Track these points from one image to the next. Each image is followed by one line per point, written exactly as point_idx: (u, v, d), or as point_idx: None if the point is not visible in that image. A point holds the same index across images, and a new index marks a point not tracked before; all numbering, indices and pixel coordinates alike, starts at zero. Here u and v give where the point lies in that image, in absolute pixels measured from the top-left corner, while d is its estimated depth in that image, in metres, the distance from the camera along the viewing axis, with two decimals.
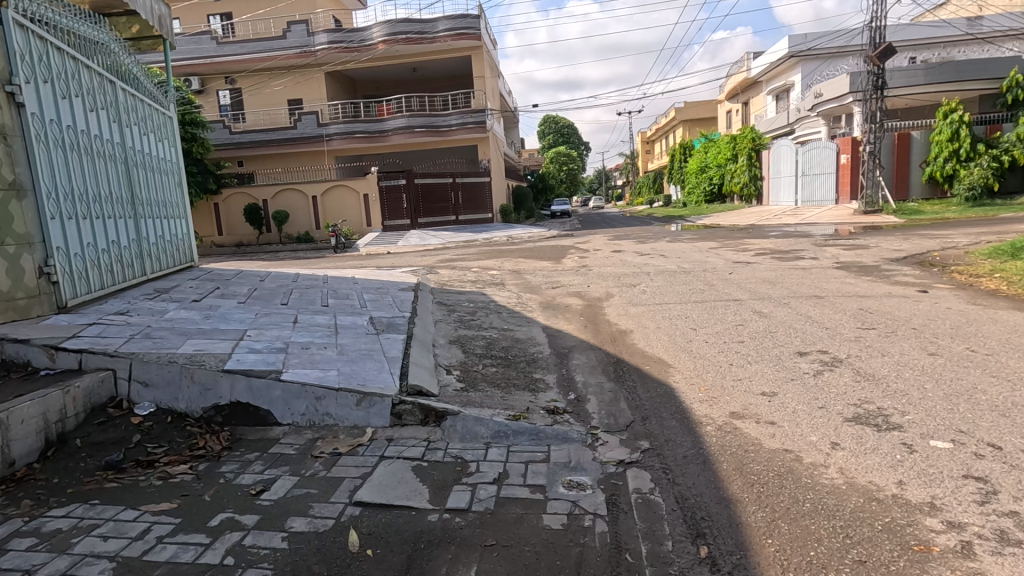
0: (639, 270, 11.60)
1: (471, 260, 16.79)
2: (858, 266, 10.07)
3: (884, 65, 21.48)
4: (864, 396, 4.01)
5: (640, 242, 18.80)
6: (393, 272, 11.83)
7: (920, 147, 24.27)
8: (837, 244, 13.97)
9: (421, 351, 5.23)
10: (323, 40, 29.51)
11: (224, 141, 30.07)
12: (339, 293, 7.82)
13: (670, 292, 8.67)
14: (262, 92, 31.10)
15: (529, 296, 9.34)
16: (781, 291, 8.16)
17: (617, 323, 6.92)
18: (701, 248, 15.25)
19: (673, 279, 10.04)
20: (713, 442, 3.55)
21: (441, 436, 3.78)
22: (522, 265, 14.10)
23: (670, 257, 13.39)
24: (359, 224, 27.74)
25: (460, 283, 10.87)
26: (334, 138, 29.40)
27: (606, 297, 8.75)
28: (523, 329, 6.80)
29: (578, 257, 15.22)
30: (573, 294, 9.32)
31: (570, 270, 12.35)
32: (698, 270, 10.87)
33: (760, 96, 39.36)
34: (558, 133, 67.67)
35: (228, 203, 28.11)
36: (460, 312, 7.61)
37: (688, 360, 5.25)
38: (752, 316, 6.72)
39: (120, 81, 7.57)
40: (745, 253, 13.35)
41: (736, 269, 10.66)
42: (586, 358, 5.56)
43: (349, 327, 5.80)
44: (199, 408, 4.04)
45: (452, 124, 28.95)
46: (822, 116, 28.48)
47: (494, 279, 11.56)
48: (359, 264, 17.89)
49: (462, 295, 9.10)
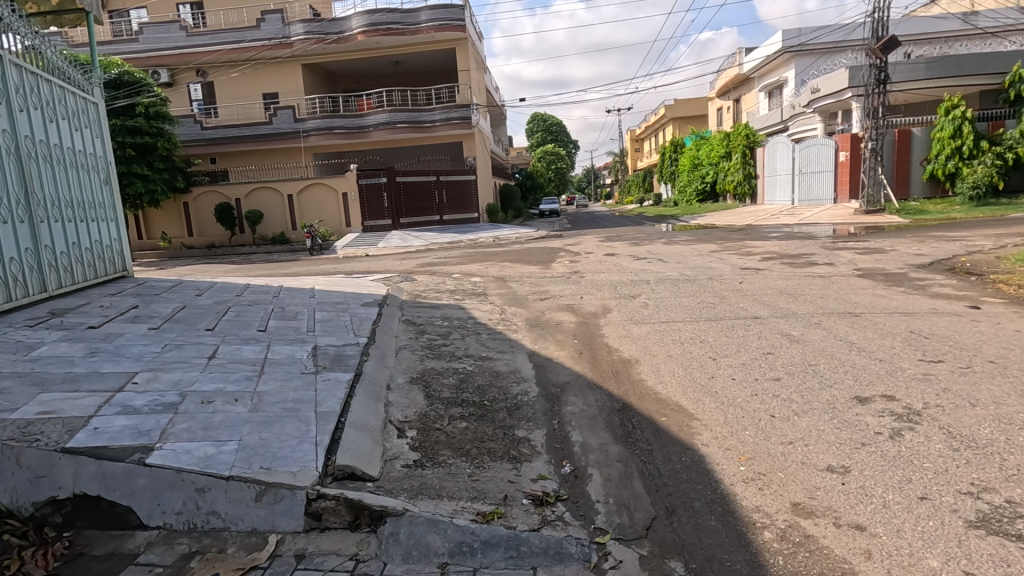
0: (636, 277, 10.46)
1: (453, 264, 15.55)
2: (882, 274, 8.99)
3: (887, 58, 20.45)
4: (978, 478, 2.87)
5: (634, 244, 17.69)
6: (363, 280, 10.57)
7: (921, 144, 23.43)
8: (848, 247, 12.91)
9: (370, 400, 4.00)
10: (299, 30, 28.07)
11: (195, 137, 28.54)
12: (286, 312, 6.55)
13: (676, 307, 7.50)
14: (237, 84, 29.63)
15: (514, 311, 8.13)
16: (806, 305, 7.03)
17: (618, 350, 5.73)
18: (701, 252, 14.15)
19: (677, 289, 8.87)
20: (780, 565, 2.39)
21: (377, 552, 2.56)
22: (508, 271, 12.91)
23: (669, 262, 12.28)
24: (337, 225, 26.30)
25: (437, 293, 9.65)
26: (311, 134, 27.94)
27: (603, 312, 7.57)
28: (505, 357, 5.64)
29: (568, 261, 14.09)
30: (564, 308, 8.13)
31: (559, 278, 11.20)
32: (703, 277, 9.76)
33: (752, 93, 38.57)
34: (545, 130, 66.69)
35: (198, 203, 26.60)
36: (430, 334, 6.38)
37: (714, 407, 4.08)
38: (781, 340, 5.57)
39: (15, 56, 6.25)
40: (750, 257, 12.26)
41: (746, 277, 9.53)
42: (581, 403, 4.38)
43: (280, 364, 4.54)
44: (28, 504, 2.77)
45: (436, 119, 27.58)
46: (819, 112, 27.59)
47: (476, 289, 10.34)
48: (331, 269, 16.61)
49: (436, 310, 7.86)
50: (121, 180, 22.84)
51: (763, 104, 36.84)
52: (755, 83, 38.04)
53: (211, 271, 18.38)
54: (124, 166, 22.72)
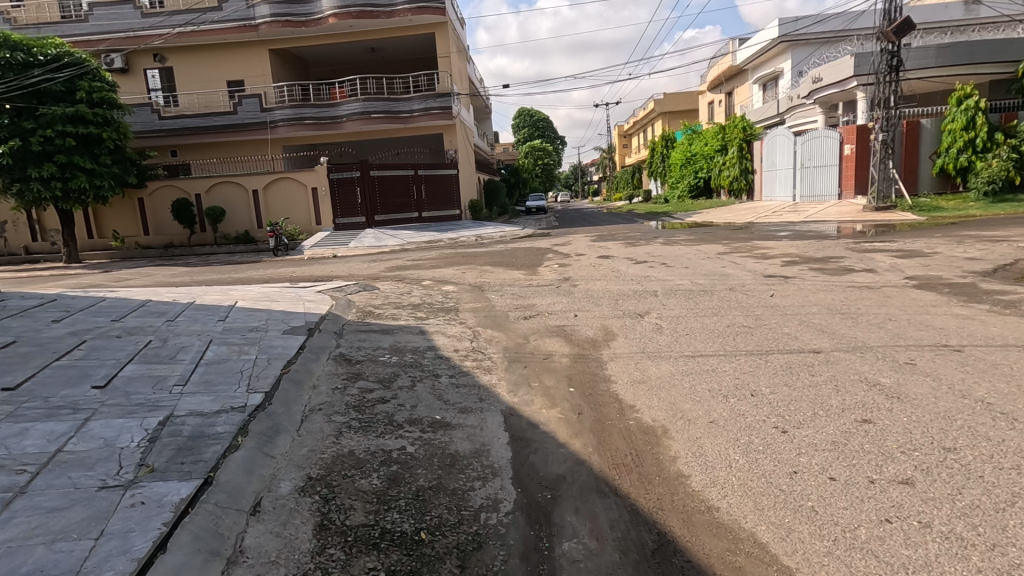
0: (639, 286, 8.67)
1: (426, 268, 13.68)
2: (946, 285, 7.26)
3: (900, 42, 18.82)
4: None
5: (630, 244, 16.01)
6: (308, 290, 8.73)
7: (931, 136, 21.91)
8: (879, 248, 11.24)
9: (195, 559, 2.14)
10: (265, 12, 25.84)
11: (153, 128, 26.22)
12: (164, 349, 4.65)
13: (700, 332, 5.72)
14: (198, 71, 27.38)
15: (489, 336, 6.27)
16: (876, 332, 5.28)
17: (635, 411, 3.94)
18: (707, 253, 12.43)
19: (694, 305, 7.07)
20: None
21: None
22: (487, 277, 11.03)
23: (675, 266, 10.57)
24: (307, 223, 24.28)
25: (397, 308, 7.83)
26: (278, 125, 25.78)
27: (604, 340, 5.74)
28: (468, 425, 3.80)
29: (556, 264, 12.30)
30: (554, 331, 6.32)
31: (547, 287, 9.34)
32: (721, 288, 8.04)
33: (746, 85, 37.08)
34: (532, 125, 64.83)
35: (153, 199, 24.45)
36: (367, 380, 4.52)
37: (827, 556, 2.29)
38: (872, 395, 3.81)
39: None
40: (768, 260, 10.58)
41: (775, 288, 7.76)
42: (587, 535, 2.55)
43: (71, 467, 2.65)
44: None
45: (414, 109, 25.50)
46: (820, 103, 26.09)
47: (446, 302, 8.48)
48: (289, 273, 14.69)
49: (386, 337, 5.97)
50: (63, 175, 20.50)
51: (757, 96, 35.34)
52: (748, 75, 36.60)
53: (156, 275, 16.27)
54: (66, 157, 20.40)
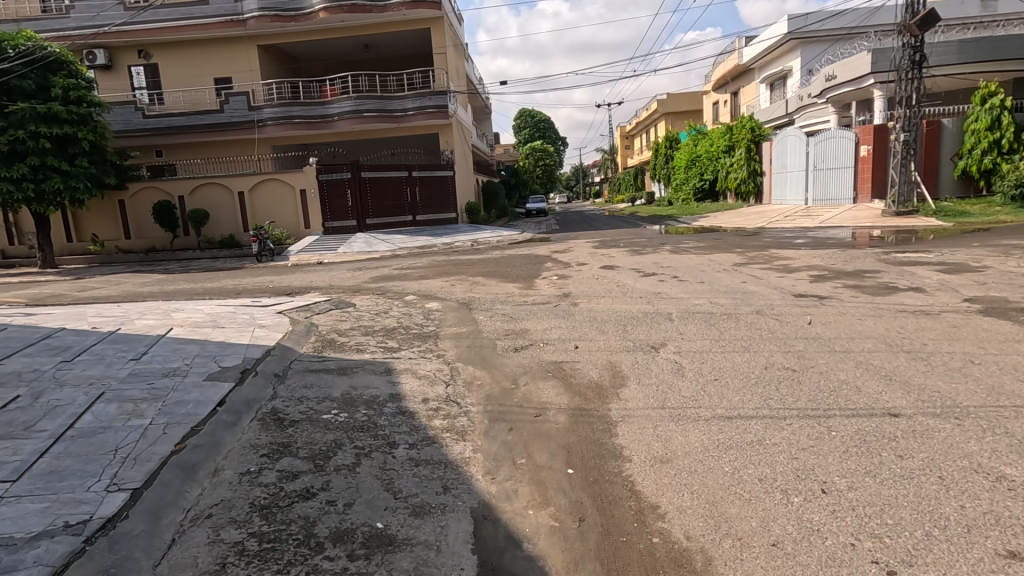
0: (649, 308, 7.47)
1: (414, 279, 12.51)
2: (1017, 311, 6.08)
3: (923, 36, 17.61)
4: None
5: (635, 251, 14.88)
6: (270, 310, 7.61)
7: (953, 137, 20.71)
8: (915, 259, 10.08)
9: None
10: (253, 6, 24.72)
11: (136, 127, 25.10)
12: (23, 415, 3.49)
13: (733, 381, 4.54)
14: (184, 67, 26.22)
15: (470, 376, 5.12)
16: (963, 384, 4.08)
17: (660, 521, 2.76)
18: (722, 265, 11.28)
19: (718, 336, 5.87)
20: None
21: None
22: (477, 292, 9.85)
23: (689, 280, 9.41)
24: (295, 227, 23.20)
25: (367, 334, 6.67)
26: (267, 123, 24.64)
27: (612, 387, 4.57)
28: (419, 542, 2.63)
29: (555, 275, 11.17)
30: (549, 370, 5.16)
31: (544, 305, 8.15)
32: (746, 311, 6.89)
33: (753, 85, 35.88)
34: (534, 126, 63.57)
35: (135, 201, 23.35)
36: (295, 457, 3.35)
37: None
38: (1008, 504, 2.63)
39: None
40: (793, 274, 9.40)
41: (811, 313, 6.55)
42: None
43: None
44: None
45: (408, 108, 24.30)
46: (833, 102, 24.89)
47: (425, 325, 7.29)
48: (266, 284, 13.55)
49: (340, 381, 4.78)
50: (35, 176, 19.30)
51: (764, 96, 34.17)
52: (755, 73, 35.43)
53: (126, 285, 15.15)
54: (39, 159, 19.18)
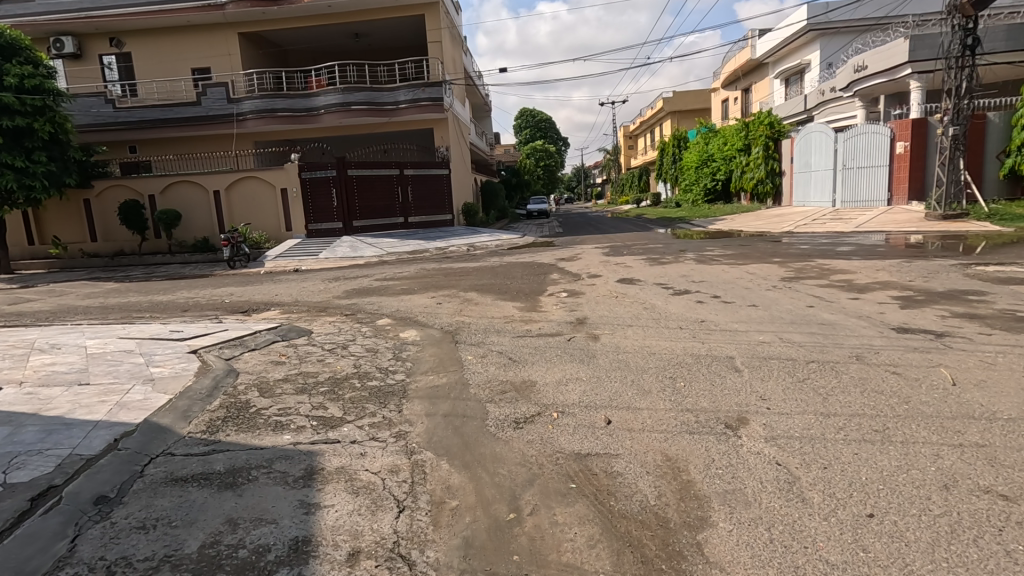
0: (698, 347, 5.45)
1: (395, 293, 10.49)
2: None
3: (977, 17, 15.61)
4: None
5: (655, 260, 12.86)
6: (182, 349, 5.58)
7: (999, 132, 18.75)
8: (1011, 275, 8.11)
9: None
10: None
11: (105, 120, 23.10)
12: None
13: (907, 525, 2.52)
14: (159, 58, 24.21)
15: (441, 487, 3.09)
16: None
17: None
18: (766, 279, 9.28)
19: (826, 407, 3.84)
20: None
21: None
22: (468, 314, 7.86)
23: (737, 302, 7.40)
24: (275, 229, 21.25)
25: (301, 390, 4.62)
26: (246, 117, 22.53)
27: (692, 534, 2.56)
28: None
29: (564, 292, 9.18)
30: (572, 476, 3.13)
31: (553, 340, 6.10)
32: (842, 357, 4.89)
33: (767, 80, 33.84)
34: (535, 128, 61.69)
35: (100, 199, 21.29)
36: None
37: None
38: None
39: None
40: (868, 295, 7.38)
41: (944, 364, 4.53)
42: None
43: None
44: None
45: (400, 100, 22.27)
46: (862, 95, 22.85)
47: (390, 372, 5.25)
48: (222, 298, 11.50)
49: (210, 510, 2.77)
50: None
51: (780, 91, 32.17)
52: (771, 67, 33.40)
53: (66, 297, 13.12)
54: None
